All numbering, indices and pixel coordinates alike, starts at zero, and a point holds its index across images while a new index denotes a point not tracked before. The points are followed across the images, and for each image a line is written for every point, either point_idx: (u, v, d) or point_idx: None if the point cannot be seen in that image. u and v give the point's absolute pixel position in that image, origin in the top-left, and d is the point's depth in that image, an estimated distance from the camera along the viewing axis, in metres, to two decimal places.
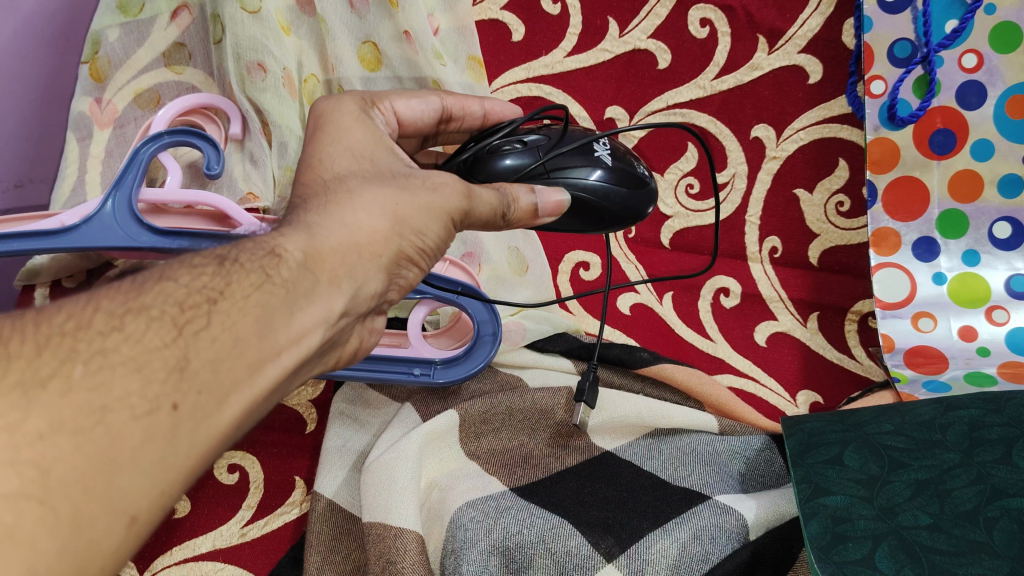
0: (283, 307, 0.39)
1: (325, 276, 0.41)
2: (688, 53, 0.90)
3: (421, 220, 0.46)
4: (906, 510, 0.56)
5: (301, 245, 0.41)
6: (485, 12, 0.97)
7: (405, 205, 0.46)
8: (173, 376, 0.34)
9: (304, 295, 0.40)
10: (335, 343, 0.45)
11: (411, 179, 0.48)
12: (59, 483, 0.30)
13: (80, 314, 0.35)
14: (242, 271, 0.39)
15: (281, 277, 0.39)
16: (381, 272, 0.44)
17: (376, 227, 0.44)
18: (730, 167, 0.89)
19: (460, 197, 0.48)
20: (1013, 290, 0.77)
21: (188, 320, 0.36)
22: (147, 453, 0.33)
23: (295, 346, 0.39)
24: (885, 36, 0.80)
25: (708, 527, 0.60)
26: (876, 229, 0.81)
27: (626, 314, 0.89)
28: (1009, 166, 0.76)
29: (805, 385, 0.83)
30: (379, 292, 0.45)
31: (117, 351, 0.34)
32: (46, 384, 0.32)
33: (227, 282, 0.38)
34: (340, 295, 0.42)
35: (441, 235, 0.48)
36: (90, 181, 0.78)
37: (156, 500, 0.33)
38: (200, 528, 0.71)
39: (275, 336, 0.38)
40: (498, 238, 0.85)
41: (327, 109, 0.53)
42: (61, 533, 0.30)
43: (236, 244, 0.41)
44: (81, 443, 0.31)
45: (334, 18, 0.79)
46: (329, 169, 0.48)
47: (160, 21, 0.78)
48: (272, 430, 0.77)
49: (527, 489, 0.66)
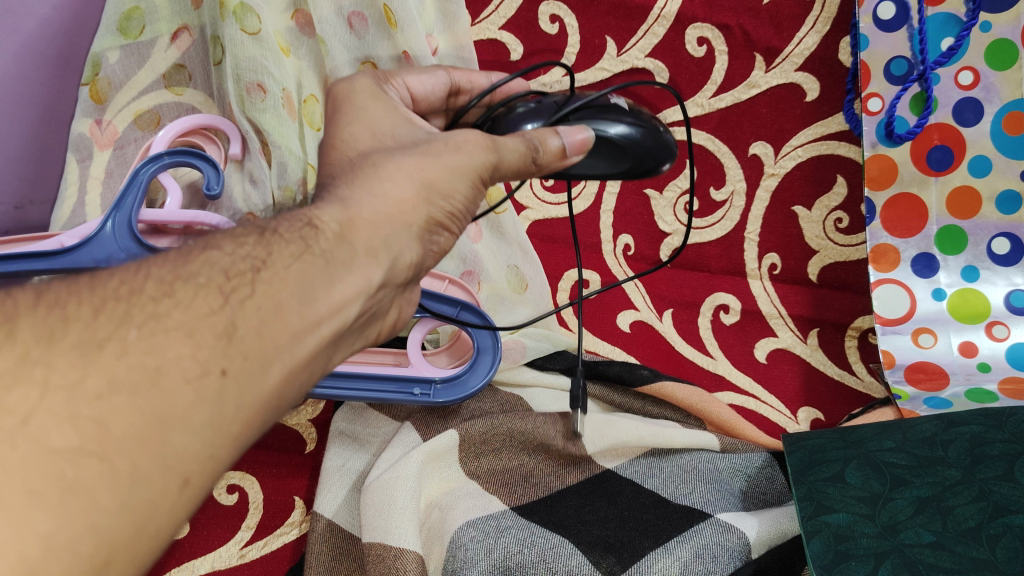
0: (323, 277, 0.38)
1: (364, 247, 0.40)
2: (686, 72, 0.91)
3: (448, 183, 0.45)
4: (909, 528, 0.55)
5: (338, 218, 0.40)
6: (484, 31, 0.96)
7: (432, 169, 0.45)
8: (220, 341, 0.33)
9: (345, 265, 0.39)
10: (375, 314, 0.43)
11: (434, 143, 0.46)
12: (117, 441, 0.29)
13: (131, 279, 0.34)
14: (283, 241, 0.38)
15: (321, 247, 0.39)
16: (415, 240, 0.43)
17: (405, 195, 0.43)
18: (729, 185, 0.90)
19: (486, 150, 0.47)
20: (1013, 306, 0.77)
21: (234, 288, 0.35)
22: (200, 414, 0.31)
23: (336, 316, 0.38)
24: (881, 54, 0.80)
25: (709, 545, 0.60)
26: (875, 246, 0.82)
27: (626, 332, 0.89)
28: (1007, 181, 0.76)
29: (805, 402, 0.82)
30: (416, 262, 0.44)
31: (168, 315, 0.33)
32: (102, 346, 0.31)
33: (270, 251, 0.37)
34: (379, 267, 0.41)
35: (469, 195, 0.47)
36: (90, 203, 0.80)
37: (206, 465, 0.32)
38: (199, 550, 0.71)
39: (318, 305, 0.37)
40: (496, 256, 0.85)
41: (355, 95, 0.52)
42: (120, 487, 0.29)
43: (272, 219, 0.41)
44: (137, 403, 0.30)
45: (334, 39, 0.81)
46: (353, 146, 0.48)
47: (160, 43, 0.78)
48: (272, 449, 0.76)
49: (528, 509, 0.65)
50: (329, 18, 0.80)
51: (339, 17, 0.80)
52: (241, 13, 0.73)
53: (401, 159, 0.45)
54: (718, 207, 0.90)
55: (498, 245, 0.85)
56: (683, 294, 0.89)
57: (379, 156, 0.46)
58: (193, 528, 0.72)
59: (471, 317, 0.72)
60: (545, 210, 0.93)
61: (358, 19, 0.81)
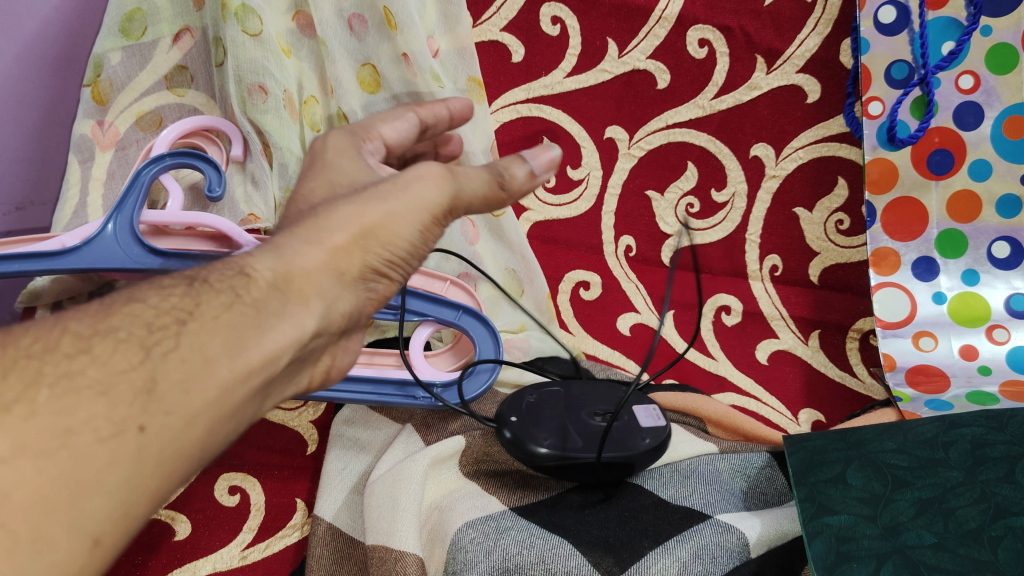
0: (252, 326, 0.40)
1: (295, 295, 0.42)
2: (687, 74, 0.90)
3: (390, 230, 0.45)
4: (910, 529, 0.56)
5: (272, 266, 0.42)
6: (484, 33, 0.93)
7: (372, 214, 0.45)
8: (139, 398, 0.36)
9: (275, 313, 0.41)
10: (305, 360, 0.46)
11: (381, 186, 0.47)
12: (20, 505, 0.32)
13: (47, 336, 0.38)
14: (212, 291, 0.40)
15: (252, 297, 0.41)
16: (349, 288, 0.45)
17: (340, 240, 0.44)
18: (730, 186, 0.90)
19: (440, 181, 0.48)
20: (1013, 309, 0.78)
21: (155, 342, 0.38)
22: (111, 474, 0.35)
23: (266, 365, 0.40)
24: (881, 58, 0.81)
25: (709, 545, 0.59)
26: (876, 249, 0.82)
27: (626, 336, 0.88)
28: (1007, 186, 0.78)
29: (807, 403, 0.83)
30: (350, 310, 0.46)
31: (83, 374, 0.36)
32: (11, 408, 0.34)
33: (197, 302, 0.40)
34: (311, 314, 0.43)
35: (422, 235, 0.48)
36: (91, 204, 0.78)
37: (117, 522, 0.35)
38: (201, 551, 0.69)
39: (245, 356, 0.39)
40: (495, 258, 0.85)
41: (325, 153, 0.54)
42: (19, 552, 0.32)
43: (209, 265, 0.43)
44: (43, 465, 0.33)
45: (335, 41, 0.80)
46: (308, 198, 0.51)
47: (162, 45, 0.79)
48: (274, 452, 0.75)
49: (528, 509, 0.65)
50: (329, 19, 0.79)
51: (339, 19, 0.80)
52: (241, 15, 0.73)
53: (342, 209, 0.45)
54: (718, 209, 0.90)
55: (496, 248, 0.85)
56: (684, 294, 0.90)
57: (328, 207, 0.46)
58: (193, 528, 0.70)
59: (471, 321, 0.72)
60: (546, 211, 0.93)
61: (358, 21, 0.80)
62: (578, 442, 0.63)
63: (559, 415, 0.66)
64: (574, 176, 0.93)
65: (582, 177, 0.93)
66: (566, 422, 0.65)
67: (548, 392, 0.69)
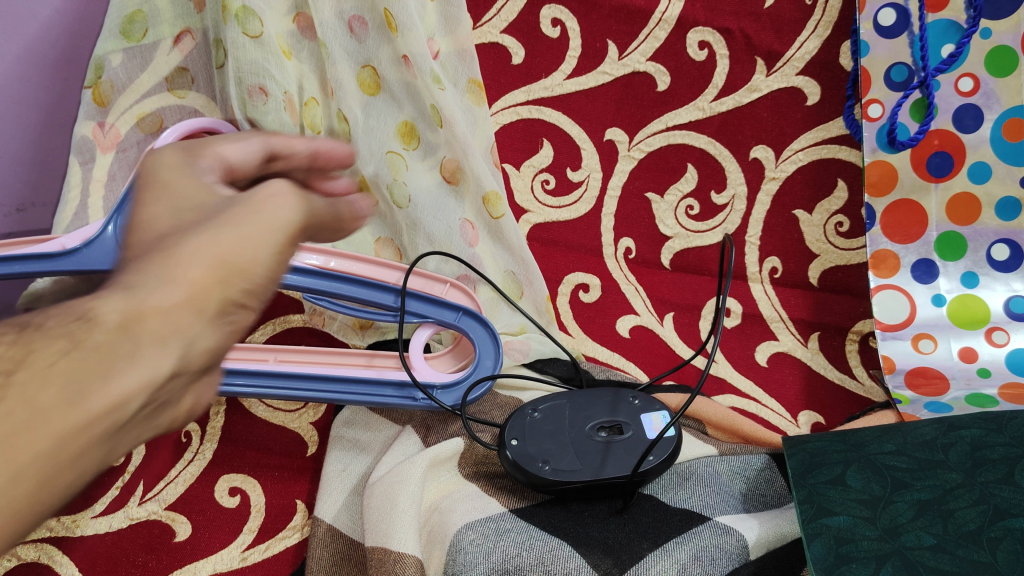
0: (93, 368, 0.27)
1: (152, 332, 0.29)
2: (687, 76, 0.90)
3: (252, 252, 0.32)
4: (909, 531, 0.56)
5: (118, 304, 0.29)
6: (484, 35, 0.93)
7: (228, 243, 0.32)
8: None
9: (124, 353, 0.28)
10: (159, 409, 0.31)
11: (229, 206, 0.34)
12: None
13: None
14: (41, 335, 0.27)
15: (90, 340, 0.28)
16: (211, 327, 0.31)
17: (196, 272, 0.31)
18: (730, 189, 0.90)
19: (296, 210, 0.35)
20: (1013, 312, 0.78)
21: None
22: None
23: (109, 421, 0.27)
24: (881, 61, 0.81)
25: (709, 548, 0.60)
26: (876, 251, 0.83)
27: (626, 337, 0.88)
28: (1007, 188, 0.77)
29: (806, 406, 0.82)
30: (215, 346, 0.32)
31: None
32: None
33: (26, 349, 0.27)
34: (171, 355, 0.29)
35: (276, 270, 0.34)
36: (92, 206, 0.79)
37: None
38: (200, 552, 0.68)
39: (84, 408, 0.27)
40: (495, 261, 0.85)
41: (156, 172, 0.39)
42: None
43: (41, 306, 0.30)
44: None
45: (334, 42, 0.80)
46: (149, 228, 0.35)
47: (163, 46, 0.79)
48: (274, 453, 0.75)
49: (528, 510, 0.64)
50: (329, 20, 0.79)
51: (339, 21, 0.80)
52: (241, 16, 0.73)
53: (190, 239, 0.32)
54: (718, 211, 0.90)
55: (496, 250, 0.85)
56: (684, 296, 0.90)
57: (168, 238, 0.33)
58: (193, 529, 0.69)
59: (471, 322, 0.72)
60: (546, 213, 0.93)
61: (359, 23, 0.80)
62: (578, 462, 0.62)
63: (562, 430, 0.64)
64: (574, 178, 0.93)
65: (582, 179, 0.93)
66: (567, 440, 0.63)
67: (553, 403, 0.67)
